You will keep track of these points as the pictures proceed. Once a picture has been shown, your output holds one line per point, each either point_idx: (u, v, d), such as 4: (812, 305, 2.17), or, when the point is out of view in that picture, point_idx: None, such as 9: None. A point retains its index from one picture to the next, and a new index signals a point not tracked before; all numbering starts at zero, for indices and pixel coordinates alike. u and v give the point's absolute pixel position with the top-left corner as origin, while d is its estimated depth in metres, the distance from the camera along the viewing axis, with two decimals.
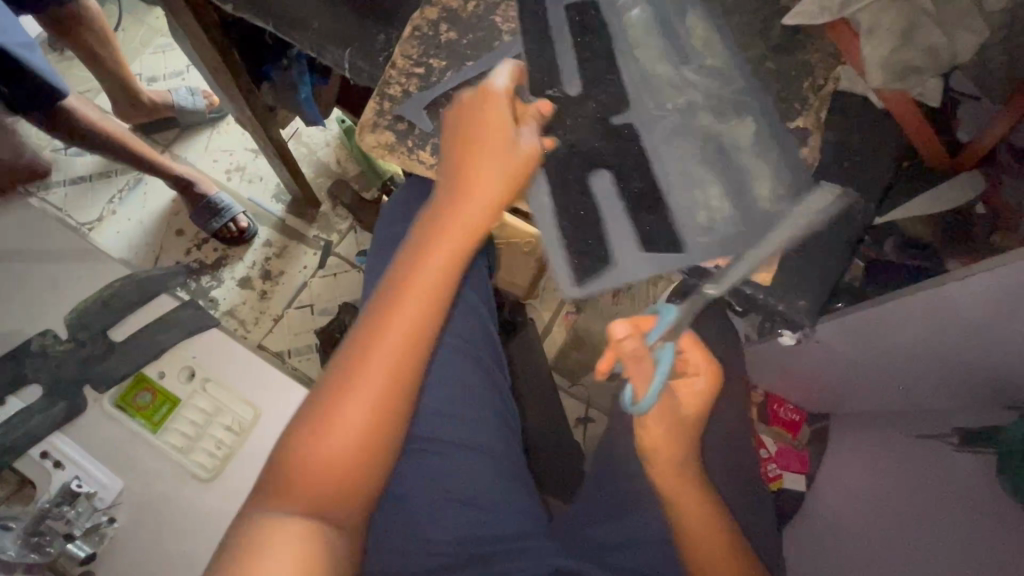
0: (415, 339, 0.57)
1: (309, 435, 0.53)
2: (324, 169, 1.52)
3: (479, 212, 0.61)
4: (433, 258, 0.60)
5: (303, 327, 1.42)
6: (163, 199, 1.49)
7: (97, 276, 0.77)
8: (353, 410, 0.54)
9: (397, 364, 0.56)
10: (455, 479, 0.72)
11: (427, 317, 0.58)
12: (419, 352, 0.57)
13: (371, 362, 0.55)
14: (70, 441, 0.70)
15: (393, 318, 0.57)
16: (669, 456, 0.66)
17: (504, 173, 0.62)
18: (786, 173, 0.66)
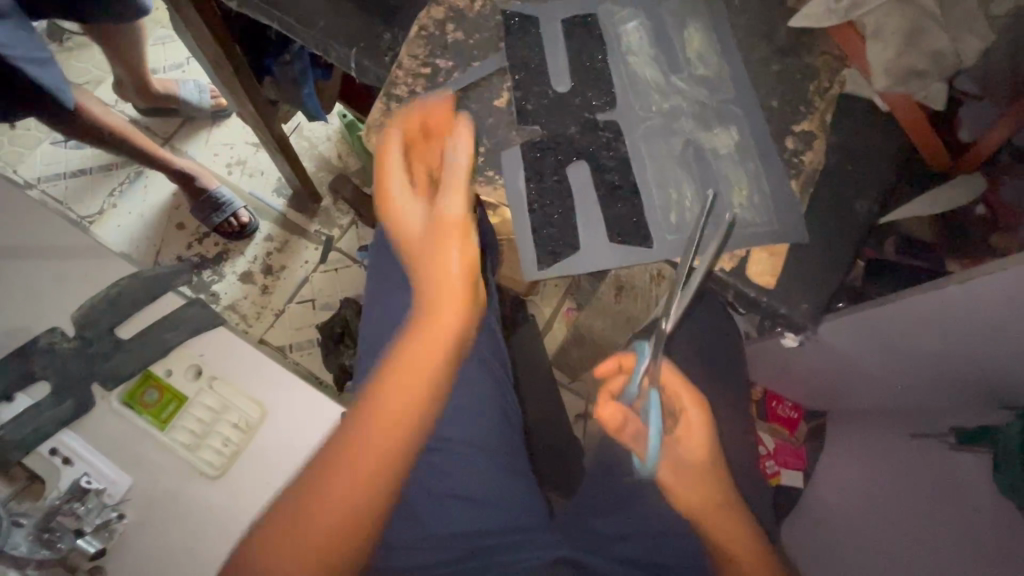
0: (404, 422, 0.57)
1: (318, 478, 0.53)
2: (325, 164, 1.52)
3: (450, 280, 0.61)
4: (422, 334, 0.60)
5: (304, 322, 1.42)
6: (164, 193, 1.49)
7: (103, 272, 0.77)
8: (366, 454, 0.54)
9: (388, 445, 0.55)
10: (459, 478, 0.73)
11: (416, 402, 0.58)
12: (411, 431, 0.57)
13: (385, 408, 0.57)
14: (79, 437, 0.71)
15: (384, 395, 0.57)
16: (691, 489, 0.67)
17: (454, 246, 0.62)
18: (790, 175, 0.66)
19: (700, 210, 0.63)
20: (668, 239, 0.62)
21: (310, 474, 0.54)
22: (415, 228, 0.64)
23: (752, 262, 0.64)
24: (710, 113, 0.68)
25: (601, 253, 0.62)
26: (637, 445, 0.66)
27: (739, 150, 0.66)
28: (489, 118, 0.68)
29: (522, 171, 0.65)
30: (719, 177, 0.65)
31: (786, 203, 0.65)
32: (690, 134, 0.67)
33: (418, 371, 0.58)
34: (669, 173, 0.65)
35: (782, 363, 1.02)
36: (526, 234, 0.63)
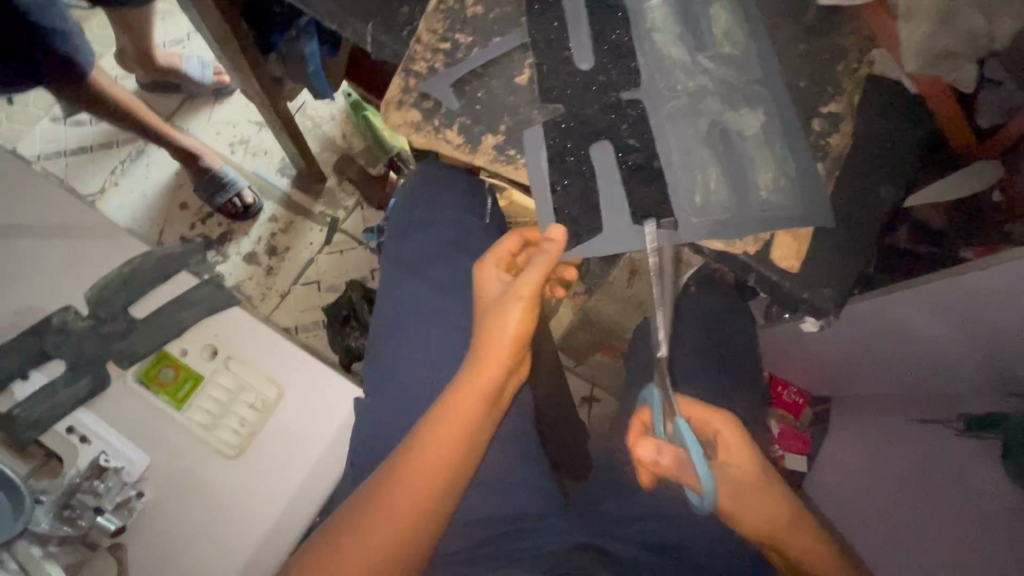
0: (445, 476, 0.61)
1: (376, 495, 0.60)
2: (329, 144, 1.50)
3: (499, 363, 0.65)
4: (457, 411, 0.63)
5: (309, 304, 1.42)
6: (167, 172, 1.47)
7: (114, 251, 0.76)
8: (416, 476, 0.60)
9: (430, 484, 0.61)
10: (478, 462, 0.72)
11: (451, 461, 0.62)
12: (450, 482, 0.61)
13: (426, 456, 0.61)
14: (95, 415, 0.71)
15: (422, 461, 0.61)
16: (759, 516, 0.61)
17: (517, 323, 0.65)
18: (817, 158, 0.65)
19: (725, 193, 0.62)
20: (692, 222, 0.61)
21: (369, 492, 0.61)
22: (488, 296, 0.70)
23: (775, 246, 0.63)
24: (736, 94, 0.66)
25: (624, 235, 0.61)
26: (691, 480, 0.59)
27: (766, 132, 0.65)
28: (510, 96, 0.67)
29: (543, 151, 0.64)
30: (745, 159, 0.63)
31: (813, 185, 0.63)
32: (715, 115, 0.65)
33: (467, 403, 0.64)
34: (694, 155, 0.63)
35: (789, 350, 1.03)
36: (549, 216, 0.63)
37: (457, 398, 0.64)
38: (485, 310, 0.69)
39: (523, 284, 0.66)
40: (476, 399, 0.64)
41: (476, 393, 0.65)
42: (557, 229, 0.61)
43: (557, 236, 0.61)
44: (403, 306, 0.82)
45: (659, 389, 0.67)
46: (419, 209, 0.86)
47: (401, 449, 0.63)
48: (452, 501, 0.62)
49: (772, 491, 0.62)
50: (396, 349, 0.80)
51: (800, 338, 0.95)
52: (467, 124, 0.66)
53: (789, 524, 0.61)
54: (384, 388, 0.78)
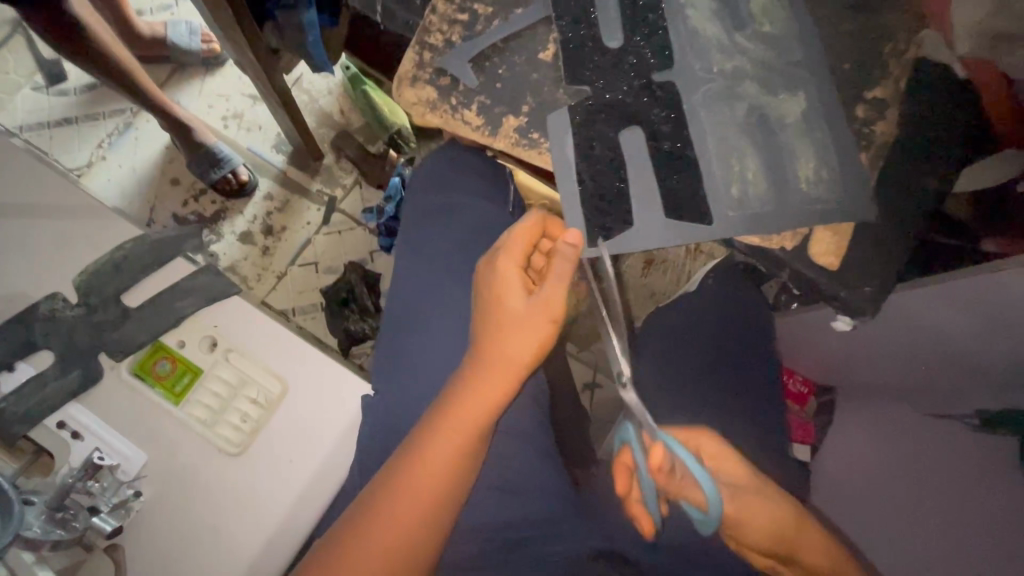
0: (446, 485, 0.57)
1: (376, 505, 0.56)
2: (327, 119, 1.42)
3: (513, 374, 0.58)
4: (458, 417, 0.58)
5: (307, 287, 1.35)
6: (157, 147, 1.40)
7: (104, 235, 0.71)
8: (418, 484, 0.56)
9: (430, 492, 0.56)
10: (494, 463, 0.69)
11: (455, 470, 0.57)
12: (451, 492, 0.57)
13: (429, 462, 0.57)
14: (87, 409, 0.67)
15: (422, 469, 0.56)
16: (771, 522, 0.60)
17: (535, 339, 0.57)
18: (861, 149, 0.61)
19: (764, 184, 0.57)
20: (729, 215, 0.57)
21: (370, 496, 0.57)
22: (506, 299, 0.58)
23: (815, 242, 0.59)
24: (776, 77, 0.61)
25: (656, 229, 0.56)
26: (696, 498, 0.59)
27: (808, 119, 0.60)
28: (533, 74, 0.62)
29: (570, 136, 0.59)
30: (785, 148, 0.59)
31: (859, 177, 0.59)
32: (754, 99, 0.60)
33: (472, 410, 0.58)
34: (732, 143, 0.58)
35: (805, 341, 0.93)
36: (575, 205, 0.58)
37: (460, 402, 0.58)
38: (486, 316, 0.60)
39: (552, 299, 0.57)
40: (485, 406, 0.58)
41: (483, 397, 0.58)
42: (573, 232, 0.55)
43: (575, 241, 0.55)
44: (414, 298, 0.75)
45: (635, 423, 0.64)
46: (439, 195, 0.79)
47: (400, 452, 0.59)
48: (456, 507, 0.59)
49: (771, 495, 0.62)
50: (401, 345, 0.74)
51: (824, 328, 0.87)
52: (487, 104, 0.61)
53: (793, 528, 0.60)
54: (395, 383, 0.72)
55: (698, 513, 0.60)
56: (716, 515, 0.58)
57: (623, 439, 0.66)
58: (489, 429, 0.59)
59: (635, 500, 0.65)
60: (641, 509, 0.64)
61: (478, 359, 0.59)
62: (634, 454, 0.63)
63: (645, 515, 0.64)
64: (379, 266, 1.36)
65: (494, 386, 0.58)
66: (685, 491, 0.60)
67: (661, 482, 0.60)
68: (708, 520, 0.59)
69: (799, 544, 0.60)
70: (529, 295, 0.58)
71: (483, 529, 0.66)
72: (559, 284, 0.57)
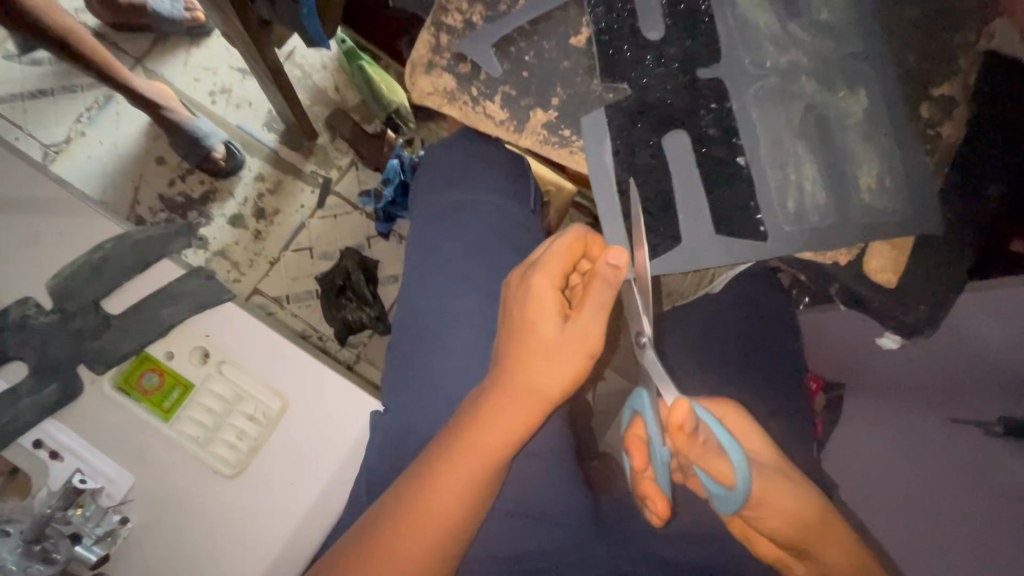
0: (455, 516, 0.52)
1: (372, 549, 0.51)
2: (320, 95, 1.30)
3: (537, 403, 0.52)
4: (468, 447, 0.52)
5: (302, 273, 1.24)
6: (140, 122, 1.27)
7: (81, 234, 0.64)
8: (427, 515, 0.51)
9: (438, 525, 0.52)
10: (516, 492, 0.62)
11: (466, 502, 0.52)
12: (462, 525, 0.53)
13: (437, 492, 0.52)
14: (65, 427, 0.61)
15: (429, 501, 0.51)
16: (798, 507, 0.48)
17: (566, 370, 0.50)
18: (926, 153, 0.55)
19: (822, 195, 0.53)
20: (784, 230, 0.52)
21: (369, 519, 0.52)
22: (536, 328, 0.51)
23: (870, 256, 0.55)
24: (836, 70, 0.55)
25: (706, 246, 0.52)
26: (721, 470, 0.47)
27: (869, 120, 0.54)
28: (565, 62, 0.55)
29: (608, 140, 0.52)
30: (846, 154, 0.53)
31: (928, 186, 0.53)
32: (811, 97, 0.54)
33: (484, 447, 0.52)
34: (786, 148, 0.53)
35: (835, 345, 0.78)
36: (616, 220, 0.52)
37: (471, 433, 0.52)
38: (508, 336, 0.53)
39: (588, 330, 0.50)
40: (501, 441, 0.52)
41: (501, 432, 0.52)
42: (620, 252, 0.49)
43: (620, 262, 0.49)
44: (427, 306, 0.66)
45: (649, 389, 0.53)
46: (457, 190, 0.69)
47: (404, 478, 0.54)
48: (466, 538, 0.54)
49: (795, 477, 0.51)
50: (408, 360, 0.66)
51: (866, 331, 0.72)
52: (513, 95, 0.55)
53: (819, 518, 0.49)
54: (410, 400, 0.65)
55: (719, 488, 0.48)
56: (744, 487, 0.47)
57: (633, 408, 0.55)
58: (507, 461, 0.53)
59: (644, 476, 0.54)
60: (653, 486, 0.53)
61: (498, 382, 0.53)
62: (650, 421, 0.52)
63: (658, 495, 0.52)
64: (377, 253, 1.25)
65: (514, 421, 0.52)
66: (706, 459, 0.48)
67: (682, 445, 0.47)
68: (732, 495, 0.47)
69: (822, 538, 0.49)
70: (563, 323, 0.50)
71: (503, 561, 0.60)
72: (598, 313, 0.50)
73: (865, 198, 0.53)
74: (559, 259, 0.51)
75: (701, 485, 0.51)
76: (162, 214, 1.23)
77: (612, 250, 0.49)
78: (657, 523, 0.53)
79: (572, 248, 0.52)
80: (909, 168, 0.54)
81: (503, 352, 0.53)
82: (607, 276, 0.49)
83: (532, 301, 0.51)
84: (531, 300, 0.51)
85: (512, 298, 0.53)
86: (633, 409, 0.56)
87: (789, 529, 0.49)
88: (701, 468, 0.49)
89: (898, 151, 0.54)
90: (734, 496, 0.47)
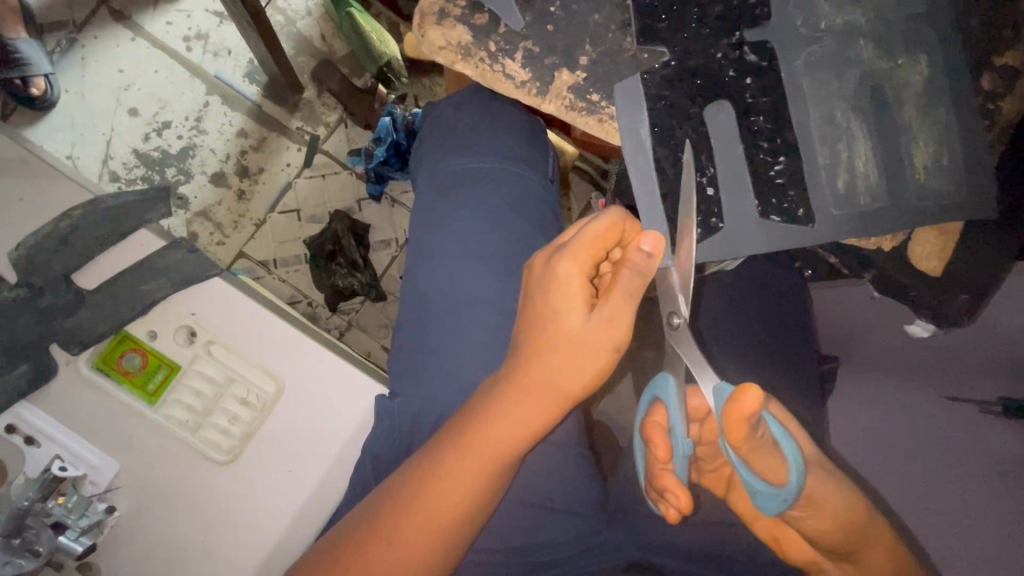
0: (466, 510, 0.49)
1: (366, 544, 0.48)
2: (305, 45, 1.19)
3: (557, 396, 0.48)
4: (481, 442, 0.49)
5: (289, 236, 1.14)
6: (109, 70, 1.15)
7: (49, 200, 0.58)
8: (437, 508, 0.48)
9: (450, 520, 0.49)
10: (534, 479, 0.60)
11: (479, 496, 0.49)
12: (472, 519, 0.50)
13: (446, 486, 0.49)
14: (39, 411, 0.56)
15: (436, 494, 0.48)
16: (851, 510, 0.43)
17: (591, 362, 0.47)
18: (985, 129, 0.50)
19: (874, 176, 0.49)
20: (832, 213, 0.49)
21: (372, 509, 0.49)
22: (560, 318, 0.47)
23: (915, 242, 0.54)
24: (897, 33, 0.50)
25: (748, 231, 0.49)
26: (773, 467, 0.43)
27: (928, 91, 0.50)
28: (595, 16, 0.50)
29: (645, 112, 0.48)
30: (900, 129, 0.50)
31: (985, 165, 0.50)
32: (868, 65, 0.49)
33: (495, 444, 0.49)
34: (838, 121, 0.49)
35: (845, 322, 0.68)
36: (654, 199, 0.48)
37: (483, 425, 0.49)
38: (527, 323, 0.49)
39: (616, 320, 0.46)
40: (514, 437, 0.49)
41: (514, 427, 0.49)
42: (654, 235, 0.44)
43: (655, 246, 0.44)
44: (436, 284, 0.61)
45: (676, 373, 0.48)
46: (468, 157, 0.64)
47: (408, 465, 0.51)
48: (474, 533, 0.51)
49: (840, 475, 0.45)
50: (416, 344, 0.61)
51: (886, 316, 0.64)
52: (535, 52, 0.50)
53: (864, 520, 0.43)
54: (418, 387, 0.60)
55: (766, 484, 0.43)
56: (799, 484, 0.42)
57: (653, 393, 0.50)
58: (520, 456, 0.50)
59: (664, 469, 0.47)
60: (673, 478, 0.45)
61: (515, 372, 0.49)
62: (676, 409, 0.47)
63: (680, 488, 0.45)
64: (369, 217, 1.16)
65: (529, 416, 0.49)
66: (758, 455, 0.43)
67: (737, 438, 0.42)
68: (785, 493, 0.42)
69: (869, 542, 0.44)
70: (588, 314, 0.46)
71: (522, 544, 0.59)
72: (628, 304, 0.46)
73: (916, 176, 0.50)
74: (588, 243, 0.46)
75: (741, 483, 0.45)
76: (137, 171, 1.12)
77: (647, 236, 0.44)
78: (673, 520, 0.46)
79: (606, 232, 0.46)
80: (966, 144, 0.50)
81: (521, 340, 0.49)
82: (638, 261, 0.45)
83: (557, 288, 0.47)
84: (554, 287, 0.47)
85: (534, 283, 0.49)
86: (653, 395, 0.51)
87: (833, 532, 0.43)
88: (746, 464, 0.44)
89: (955, 125, 0.50)
90: (787, 494, 0.42)
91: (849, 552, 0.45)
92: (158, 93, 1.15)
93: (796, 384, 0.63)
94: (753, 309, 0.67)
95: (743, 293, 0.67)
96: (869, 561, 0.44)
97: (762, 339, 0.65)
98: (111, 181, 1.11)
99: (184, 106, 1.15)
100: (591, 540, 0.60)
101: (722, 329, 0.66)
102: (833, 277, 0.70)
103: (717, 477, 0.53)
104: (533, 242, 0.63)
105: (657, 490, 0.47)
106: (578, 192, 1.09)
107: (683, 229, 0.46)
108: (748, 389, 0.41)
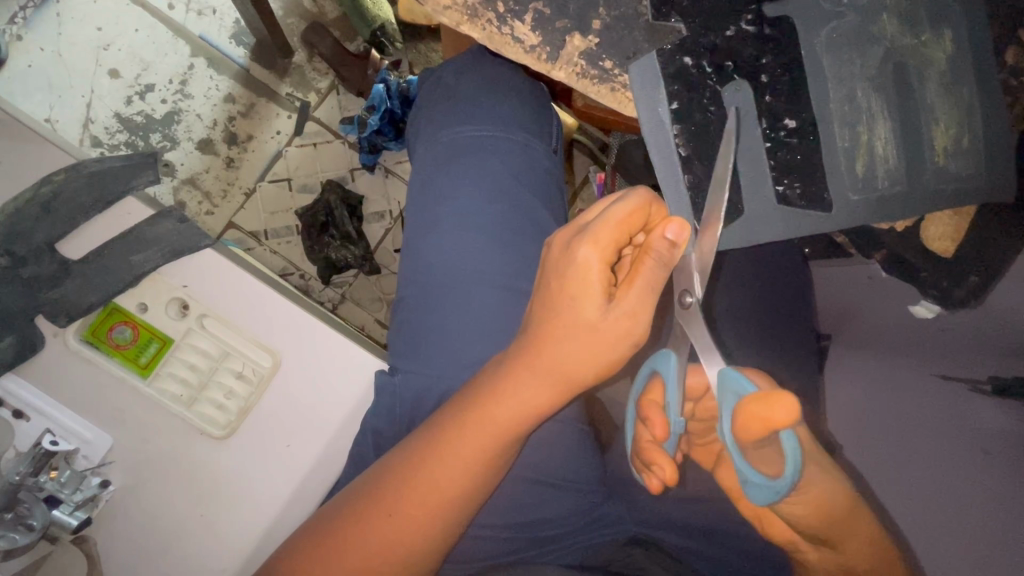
0: (467, 489, 0.49)
1: (361, 515, 0.48)
2: (296, 6, 1.13)
3: (565, 382, 0.47)
4: (483, 423, 0.48)
5: (280, 206, 1.10)
6: (87, 28, 1.09)
7: (31, 166, 0.55)
8: (437, 487, 0.48)
9: (452, 499, 0.48)
10: (537, 458, 0.60)
11: (481, 476, 0.49)
12: (473, 497, 0.49)
13: (443, 465, 0.48)
14: (27, 382, 0.54)
15: (433, 476, 0.48)
16: (832, 494, 0.44)
17: (605, 351, 0.46)
18: (1008, 110, 0.49)
19: (893, 159, 0.48)
20: (850, 199, 0.48)
21: (366, 483, 0.49)
22: (576, 304, 0.45)
23: (929, 224, 0.54)
24: (922, 7, 0.47)
25: (764, 213, 0.47)
26: (764, 458, 0.43)
27: (951, 70, 0.48)
28: None
29: (659, 85, 0.46)
30: (921, 110, 0.48)
31: (1002, 147, 0.49)
32: (891, 42, 0.47)
33: (497, 424, 0.48)
34: (859, 102, 0.47)
35: (844, 303, 0.68)
36: (666, 176, 0.46)
37: (486, 406, 0.48)
38: (539, 307, 0.48)
39: (634, 311, 0.45)
40: (516, 417, 0.48)
41: (521, 411, 0.48)
42: (681, 225, 0.44)
43: (679, 236, 0.44)
44: (436, 261, 0.60)
45: (679, 350, 0.49)
46: (469, 127, 0.62)
47: (412, 437, 0.50)
48: (475, 510, 0.51)
49: (828, 465, 0.45)
50: (417, 322, 0.59)
51: (889, 297, 0.62)
52: (546, 14, 0.48)
53: (839, 507, 0.44)
54: (418, 366, 0.58)
55: (761, 475, 0.43)
56: (794, 480, 0.41)
57: (651, 367, 0.51)
58: (523, 438, 0.50)
59: (651, 442, 0.47)
60: (658, 450, 0.46)
61: (523, 355, 0.48)
62: (671, 384, 0.48)
63: (665, 460, 0.45)
64: (361, 187, 1.12)
65: (535, 399, 0.48)
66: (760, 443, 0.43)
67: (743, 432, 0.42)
68: (778, 486, 0.42)
69: (847, 527, 0.45)
70: (605, 303, 0.45)
71: (521, 519, 0.59)
72: (647, 294, 0.45)
73: (933, 159, 0.49)
74: (612, 227, 0.45)
75: (737, 470, 0.45)
76: (120, 136, 1.07)
77: (672, 223, 0.44)
78: (654, 491, 0.46)
79: (631, 217, 0.45)
80: (986, 125, 0.48)
81: (532, 323, 0.48)
82: (663, 251, 0.44)
83: (575, 273, 0.45)
84: (571, 272, 0.46)
85: (552, 265, 0.47)
86: (651, 368, 0.51)
87: (808, 516, 0.44)
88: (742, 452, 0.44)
89: (977, 104, 0.48)
90: (778, 487, 0.42)
91: (823, 536, 0.46)
92: (139, 54, 1.09)
93: (797, 365, 0.63)
94: (757, 291, 0.66)
95: (743, 272, 0.66)
96: (843, 544, 0.45)
97: (762, 321, 0.64)
98: (94, 145, 1.06)
99: (168, 68, 1.09)
100: (591, 515, 0.61)
101: (725, 307, 0.64)
102: (830, 257, 0.69)
103: (706, 450, 0.53)
104: (537, 220, 0.61)
105: (642, 461, 0.47)
106: (578, 168, 1.09)
107: (709, 221, 0.45)
108: (781, 399, 0.40)
